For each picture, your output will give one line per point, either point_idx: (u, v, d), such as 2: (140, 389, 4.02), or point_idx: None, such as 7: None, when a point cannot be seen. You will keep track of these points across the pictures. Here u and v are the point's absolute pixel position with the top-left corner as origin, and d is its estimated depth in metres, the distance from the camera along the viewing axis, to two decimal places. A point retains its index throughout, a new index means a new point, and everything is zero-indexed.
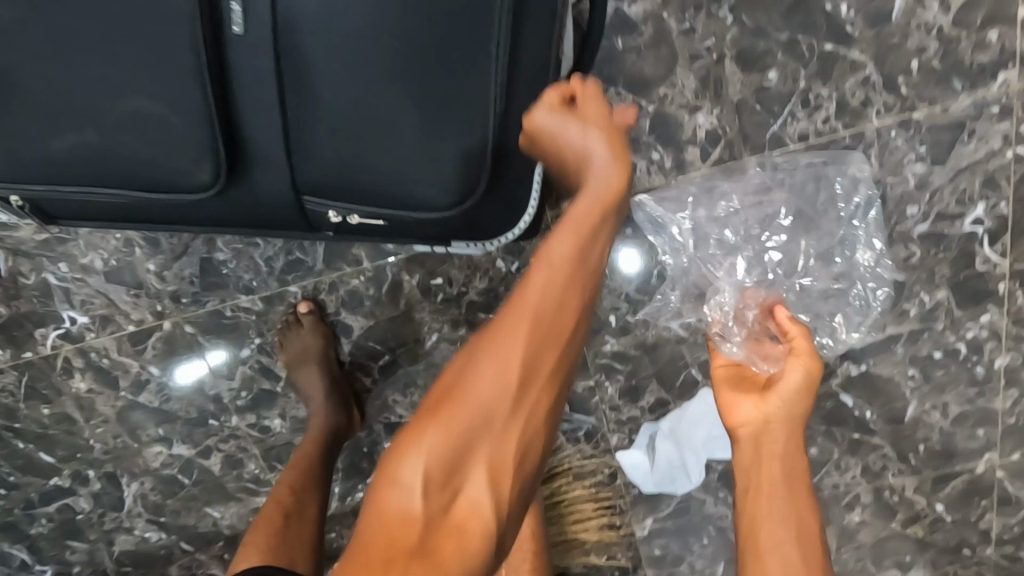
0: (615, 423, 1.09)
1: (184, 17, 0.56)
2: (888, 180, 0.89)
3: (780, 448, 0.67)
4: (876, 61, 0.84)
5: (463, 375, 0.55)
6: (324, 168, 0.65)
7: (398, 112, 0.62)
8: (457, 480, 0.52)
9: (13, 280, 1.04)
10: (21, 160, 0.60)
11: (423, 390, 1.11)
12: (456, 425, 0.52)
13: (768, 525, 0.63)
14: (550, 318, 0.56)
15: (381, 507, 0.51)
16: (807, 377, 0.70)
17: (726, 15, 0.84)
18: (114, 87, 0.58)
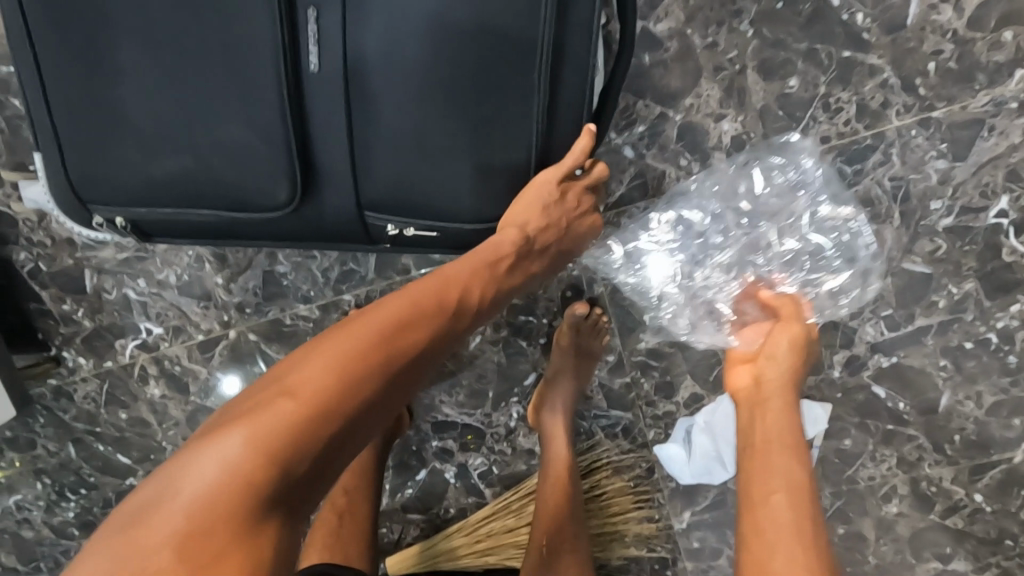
0: (651, 418, 1.14)
1: (270, 57, 0.64)
2: (910, 177, 0.93)
3: (775, 406, 0.70)
4: (893, 66, 0.88)
5: (366, 366, 0.59)
6: (383, 186, 0.72)
7: (451, 133, 0.70)
8: (295, 459, 0.53)
9: (96, 296, 1.15)
10: (129, 184, 0.69)
11: (466, 391, 1.18)
12: (337, 413, 0.56)
13: (762, 474, 0.64)
14: (421, 317, 0.66)
15: (221, 473, 0.50)
16: (796, 341, 0.76)
17: (747, 28, 0.88)
18: (211, 118, 0.66)
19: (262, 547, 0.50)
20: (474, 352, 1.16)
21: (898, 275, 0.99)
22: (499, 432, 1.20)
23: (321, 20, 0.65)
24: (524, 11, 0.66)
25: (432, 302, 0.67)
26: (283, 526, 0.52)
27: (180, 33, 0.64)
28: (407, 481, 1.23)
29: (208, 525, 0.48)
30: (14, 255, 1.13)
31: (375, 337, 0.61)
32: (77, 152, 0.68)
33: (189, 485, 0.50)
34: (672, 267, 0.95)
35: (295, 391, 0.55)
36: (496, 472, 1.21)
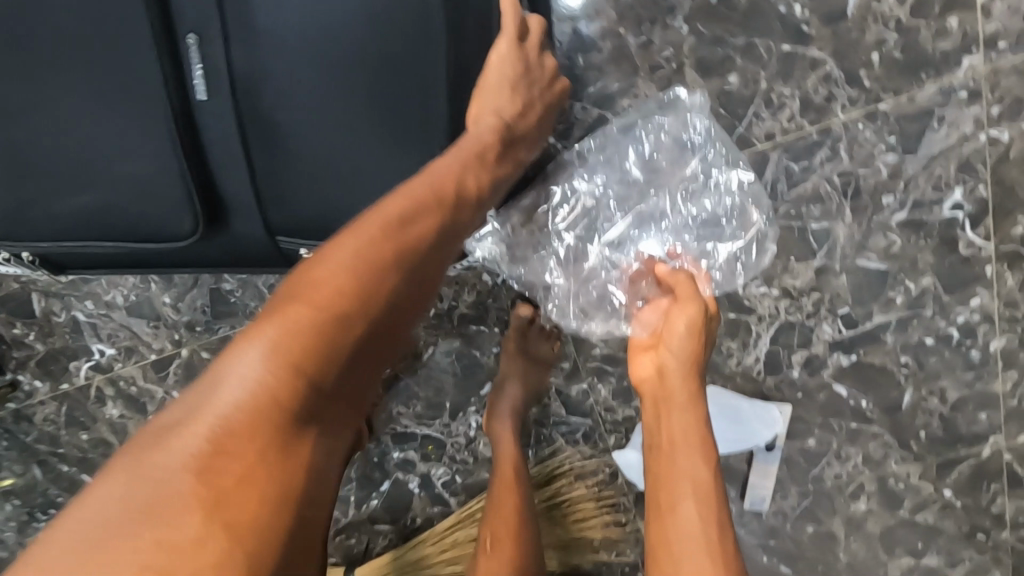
0: (611, 424, 1.13)
1: (154, 90, 0.64)
2: (860, 172, 0.90)
3: (677, 402, 0.70)
4: (835, 58, 0.84)
5: (383, 261, 0.58)
6: (292, 212, 0.71)
7: (354, 151, 0.68)
8: (322, 365, 0.52)
9: (47, 319, 1.14)
10: (28, 221, 0.68)
11: (424, 401, 1.17)
12: (359, 313, 0.55)
13: (667, 475, 0.65)
14: (430, 208, 0.64)
15: (250, 387, 0.49)
16: (692, 324, 0.74)
17: (682, 26, 0.85)
18: (101, 151, 0.65)
19: (302, 452, 0.50)
20: (429, 363, 1.15)
21: (854, 272, 0.96)
22: (459, 442, 1.18)
23: (203, 47, 0.65)
24: (413, 14, 0.64)
25: (425, 200, 0.64)
26: (323, 435, 0.53)
27: (62, 69, 0.63)
28: (372, 492, 1.22)
29: (244, 435, 0.48)
30: None
31: (383, 236, 0.60)
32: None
33: (221, 397, 0.49)
34: (569, 251, 0.90)
35: (314, 293, 0.54)
36: (460, 481, 1.20)
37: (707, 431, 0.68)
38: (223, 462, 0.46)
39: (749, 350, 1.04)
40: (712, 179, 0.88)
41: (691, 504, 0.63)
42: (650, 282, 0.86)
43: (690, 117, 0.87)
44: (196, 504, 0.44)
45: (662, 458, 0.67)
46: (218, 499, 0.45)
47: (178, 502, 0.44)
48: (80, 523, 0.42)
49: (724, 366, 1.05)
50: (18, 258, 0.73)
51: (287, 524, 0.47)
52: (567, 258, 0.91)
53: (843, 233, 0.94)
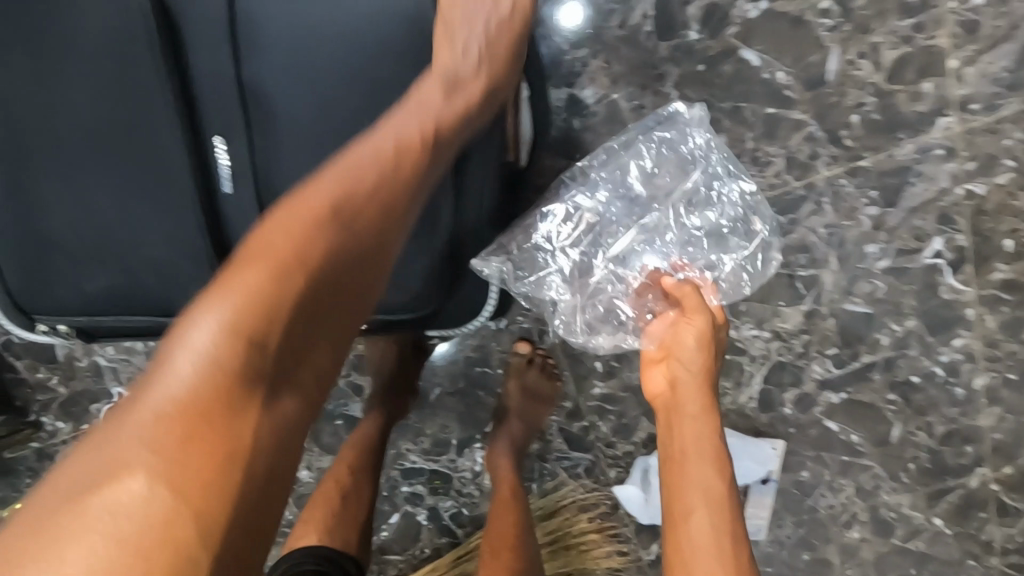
0: (612, 458, 1.17)
1: (183, 186, 0.71)
2: (843, 224, 0.95)
3: (691, 411, 0.73)
4: (817, 119, 0.89)
5: (328, 222, 0.61)
6: None
7: None
8: (266, 324, 0.56)
9: (69, 363, 1.20)
10: (71, 298, 0.76)
11: (431, 438, 1.21)
12: (304, 273, 0.59)
13: (681, 487, 0.68)
14: (381, 169, 0.65)
15: (196, 353, 0.53)
16: (702, 333, 0.77)
17: (672, 91, 0.89)
18: (136, 238, 0.72)
19: (245, 412, 0.54)
20: (436, 403, 1.20)
21: (840, 316, 1.01)
22: (465, 476, 1.22)
23: (229, 145, 0.71)
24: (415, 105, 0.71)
25: (367, 166, 0.65)
26: (273, 396, 0.57)
27: (102, 167, 0.70)
28: (382, 524, 1.26)
29: (189, 406, 0.52)
30: None
31: (318, 215, 0.62)
32: (21, 273, 0.75)
33: (170, 371, 0.53)
34: (577, 266, 0.90)
35: (258, 259, 0.58)
36: (466, 513, 1.24)
37: (719, 441, 0.71)
38: (170, 429, 0.51)
39: (742, 389, 1.08)
40: (719, 189, 0.88)
41: (704, 518, 0.65)
42: (657, 294, 0.87)
43: (691, 133, 0.87)
44: (144, 467, 0.49)
45: (675, 469, 0.70)
46: (163, 461, 0.49)
47: (130, 461, 0.49)
48: (60, 482, 0.48)
49: (720, 404, 1.10)
50: (51, 330, 0.79)
51: (234, 481, 0.52)
52: (573, 273, 0.90)
53: (830, 279, 0.98)
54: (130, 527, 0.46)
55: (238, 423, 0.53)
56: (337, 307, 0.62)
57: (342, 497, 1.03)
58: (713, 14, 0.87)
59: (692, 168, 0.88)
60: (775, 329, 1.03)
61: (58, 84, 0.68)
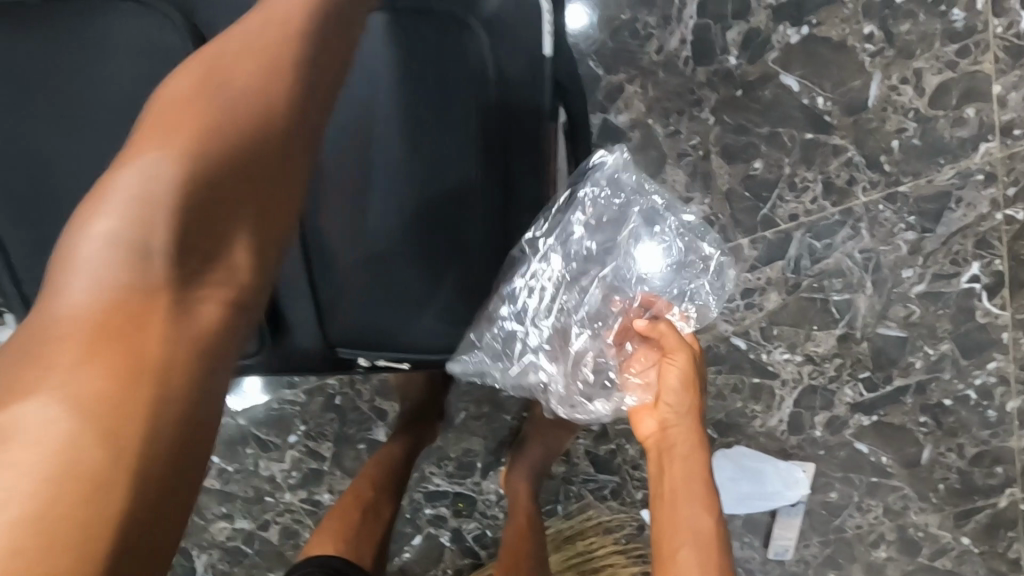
0: (639, 480, 1.17)
1: None
2: (880, 249, 0.93)
3: (681, 452, 0.72)
4: (856, 145, 0.87)
5: (262, 71, 0.47)
6: (351, 326, 0.74)
7: (403, 254, 0.71)
8: (194, 204, 0.41)
9: None
10: None
11: (455, 461, 1.20)
12: (235, 134, 0.44)
13: (670, 526, 0.68)
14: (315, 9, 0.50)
15: (100, 242, 0.39)
16: (684, 371, 0.74)
17: (709, 116, 0.87)
18: None
19: (148, 328, 0.38)
20: (461, 426, 1.19)
21: (874, 339, 1.00)
22: (489, 498, 1.21)
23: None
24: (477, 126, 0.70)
25: (295, 12, 0.50)
26: (188, 300, 0.40)
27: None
28: (403, 546, 1.23)
29: (89, 314, 0.37)
30: None
31: (229, 67, 0.47)
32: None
33: (63, 278, 0.38)
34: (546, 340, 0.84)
35: (162, 125, 0.44)
36: (490, 534, 1.23)
37: (710, 476, 0.71)
38: (62, 350, 0.36)
39: (773, 412, 1.07)
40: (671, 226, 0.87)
41: (688, 555, 0.65)
42: (634, 340, 0.82)
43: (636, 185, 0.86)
44: (44, 389, 0.35)
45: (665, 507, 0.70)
46: (72, 398, 0.35)
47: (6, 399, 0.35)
48: None
49: (749, 427, 1.08)
50: None
51: (150, 394, 0.37)
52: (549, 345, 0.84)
53: (864, 303, 0.97)
54: (30, 475, 0.33)
55: (146, 331, 0.38)
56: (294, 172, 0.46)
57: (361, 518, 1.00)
58: (752, 40, 0.85)
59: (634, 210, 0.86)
60: (810, 353, 1.02)
61: (85, 126, 0.66)
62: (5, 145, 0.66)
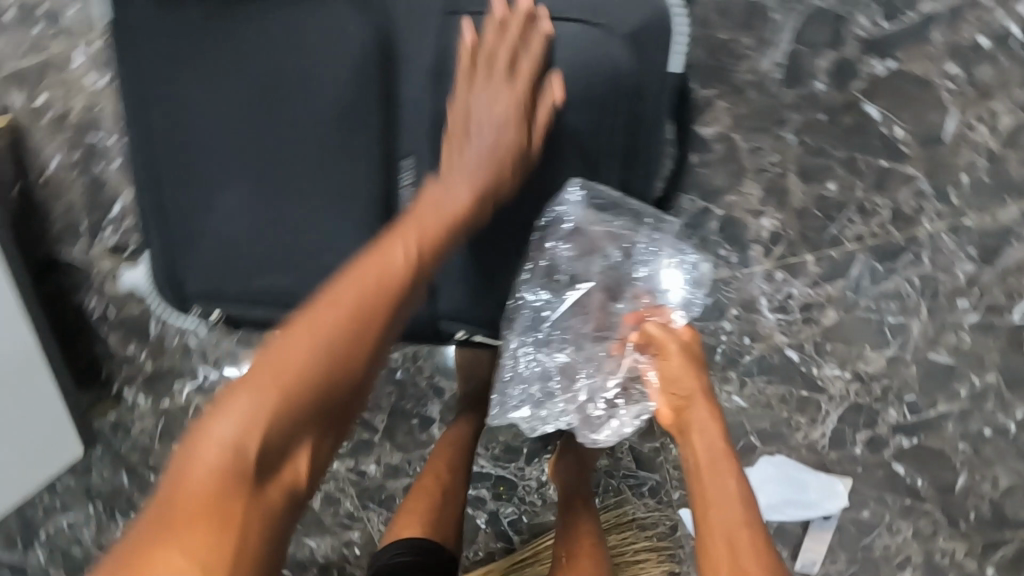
0: (677, 480, 1.21)
1: (364, 193, 0.76)
2: (939, 277, 0.98)
3: (700, 421, 0.77)
4: (928, 176, 0.93)
5: (363, 314, 0.60)
6: (455, 309, 0.84)
7: (510, 259, 0.83)
8: (291, 434, 0.56)
9: (160, 342, 1.23)
10: (234, 289, 0.82)
11: (502, 445, 1.27)
12: (334, 374, 0.58)
13: (704, 485, 0.71)
14: (412, 257, 0.65)
15: (218, 452, 0.52)
16: (684, 349, 0.82)
17: (790, 136, 0.93)
18: (312, 236, 0.78)
19: (250, 523, 0.51)
20: None
21: (923, 364, 1.05)
22: (530, 485, 1.27)
23: (416, 169, 0.77)
24: (592, 122, 0.75)
25: (399, 258, 0.64)
26: (282, 497, 0.55)
27: (300, 181, 0.76)
28: None
29: (200, 509, 0.50)
30: (86, 301, 1.20)
31: (346, 308, 0.60)
32: (182, 260, 0.81)
33: (192, 470, 0.51)
34: (551, 382, 0.92)
35: (281, 356, 0.56)
36: (525, 521, 1.28)
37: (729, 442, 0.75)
38: (186, 532, 0.49)
39: (818, 425, 1.11)
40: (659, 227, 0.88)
41: (720, 513, 0.68)
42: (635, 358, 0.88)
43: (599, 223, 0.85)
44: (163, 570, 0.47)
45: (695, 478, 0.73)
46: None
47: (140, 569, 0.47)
48: None
49: (792, 438, 1.12)
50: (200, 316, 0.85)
51: None
52: (557, 384, 0.93)
53: (918, 328, 1.02)
54: None
55: (241, 523, 0.51)
56: (368, 390, 0.63)
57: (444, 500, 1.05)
58: (843, 70, 0.90)
59: (616, 224, 0.86)
60: (861, 371, 1.07)
61: (257, 93, 0.73)
62: (180, 100, 0.74)
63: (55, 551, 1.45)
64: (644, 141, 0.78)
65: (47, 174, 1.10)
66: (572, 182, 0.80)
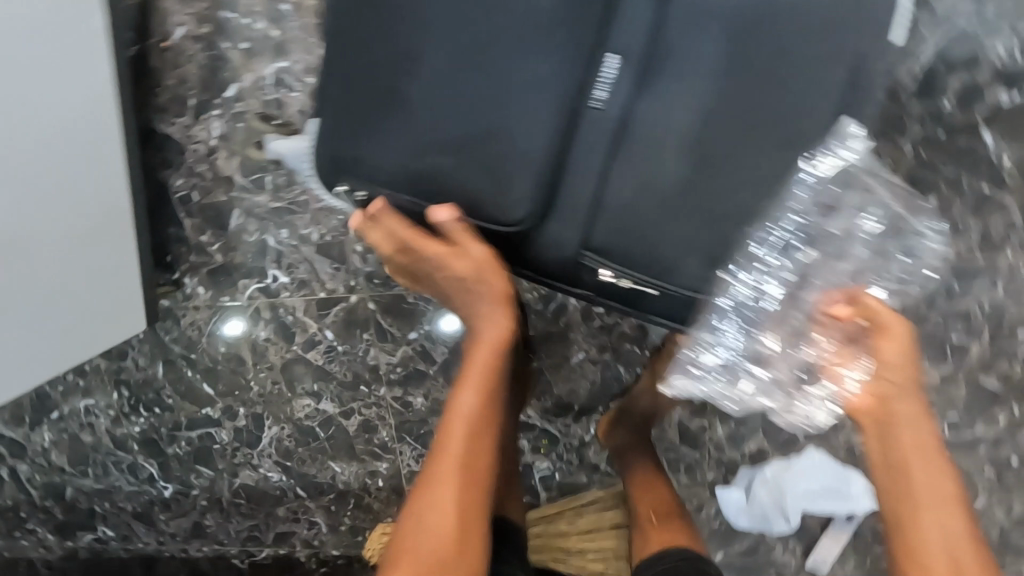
0: (715, 461, 1.25)
1: (563, 86, 0.70)
2: (1008, 305, 1.06)
3: (909, 421, 0.73)
4: (1021, 208, 1.01)
5: (451, 490, 0.76)
6: (612, 234, 0.77)
7: (690, 196, 0.75)
8: None
9: (237, 235, 1.22)
10: (387, 163, 0.75)
11: (555, 399, 1.27)
12: (449, 544, 0.75)
13: (922, 493, 0.71)
14: (469, 427, 0.79)
15: None
16: (904, 337, 0.74)
17: (908, 147, 0.99)
18: (491, 122, 0.71)
19: None
20: (574, 366, 1.26)
21: (972, 386, 1.11)
22: (572, 443, 1.29)
23: (622, 69, 0.72)
24: (824, 60, 0.71)
25: (458, 435, 0.78)
26: None
27: (500, 54, 0.70)
28: None
29: None
30: (173, 180, 1.18)
31: (435, 489, 0.77)
32: (355, 125, 0.75)
33: None
34: (747, 353, 0.86)
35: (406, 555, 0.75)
36: (557, 478, 1.31)
37: (938, 438, 0.74)
38: None
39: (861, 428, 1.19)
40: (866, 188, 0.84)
41: (939, 522, 0.70)
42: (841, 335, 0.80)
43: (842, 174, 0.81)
44: None
45: (900, 476, 0.72)
46: None
47: None
48: None
49: (833, 437, 1.21)
50: (345, 194, 0.80)
51: None
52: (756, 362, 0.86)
53: (976, 350, 1.08)
54: None
55: None
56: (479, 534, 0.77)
57: (511, 492, 1.14)
58: (969, 93, 0.97)
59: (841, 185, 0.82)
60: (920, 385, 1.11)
61: None
62: None
63: (61, 435, 1.41)
64: (861, 97, 0.72)
65: (168, 43, 1.10)
66: (850, 121, 0.73)
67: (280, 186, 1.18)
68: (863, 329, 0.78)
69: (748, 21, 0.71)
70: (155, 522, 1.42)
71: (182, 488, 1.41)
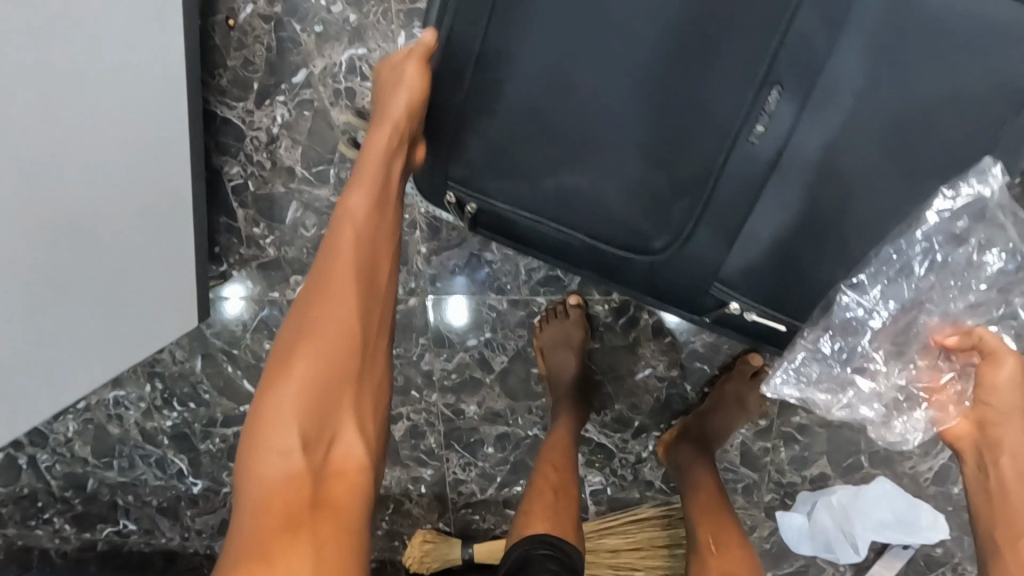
0: (775, 483, 1.22)
1: (711, 122, 0.70)
2: None
3: (1013, 446, 0.72)
4: None
5: (340, 314, 0.70)
6: (744, 267, 0.79)
7: (830, 233, 0.75)
8: (324, 422, 0.66)
9: (293, 229, 1.15)
10: (518, 189, 0.77)
11: (615, 414, 1.24)
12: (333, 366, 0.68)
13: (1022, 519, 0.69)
14: (363, 246, 0.73)
15: (282, 467, 0.63)
16: (1016, 366, 0.73)
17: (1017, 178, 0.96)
18: (632, 153, 0.73)
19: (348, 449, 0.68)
20: (638, 382, 1.23)
21: None
22: (628, 458, 1.26)
23: (781, 102, 0.69)
24: (990, 104, 0.67)
25: (352, 250, 0.72)
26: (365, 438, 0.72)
27: (637, 71, 0.69)
28: (520, 479, 1.27)
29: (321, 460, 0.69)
30: (228, 167, 1.11)
31: (325, 313, 0.70)
32: (486, 151, 0.76)
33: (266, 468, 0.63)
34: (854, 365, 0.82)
35: (288, 375, 0.67)
36: (608, 493, 1.27)
37: None
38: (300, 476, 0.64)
39: (927, 459, 1.18)
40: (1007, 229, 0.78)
41: None
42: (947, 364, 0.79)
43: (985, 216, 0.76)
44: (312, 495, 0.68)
45: (999, 502, 0.71)
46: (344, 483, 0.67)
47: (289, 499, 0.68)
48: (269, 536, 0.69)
49: (898, 465, 1.20)
50: (455, 210, 0.82)
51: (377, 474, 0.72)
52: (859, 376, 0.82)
53: None
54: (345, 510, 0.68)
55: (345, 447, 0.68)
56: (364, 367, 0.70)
57: (572, 516, 1.05)
58: None
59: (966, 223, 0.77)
60: None
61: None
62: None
63: (86, 424, 1.34)
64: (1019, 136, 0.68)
65: (237, 22, 1.04)
66: (993, 161, 0.69)
67: (344, 179, 1.11)
68: (976, 358, 0.77)
69: (917, 64, 0.66)
70: (182, 517, 1.37)
71: (212, 484, 1.35)
